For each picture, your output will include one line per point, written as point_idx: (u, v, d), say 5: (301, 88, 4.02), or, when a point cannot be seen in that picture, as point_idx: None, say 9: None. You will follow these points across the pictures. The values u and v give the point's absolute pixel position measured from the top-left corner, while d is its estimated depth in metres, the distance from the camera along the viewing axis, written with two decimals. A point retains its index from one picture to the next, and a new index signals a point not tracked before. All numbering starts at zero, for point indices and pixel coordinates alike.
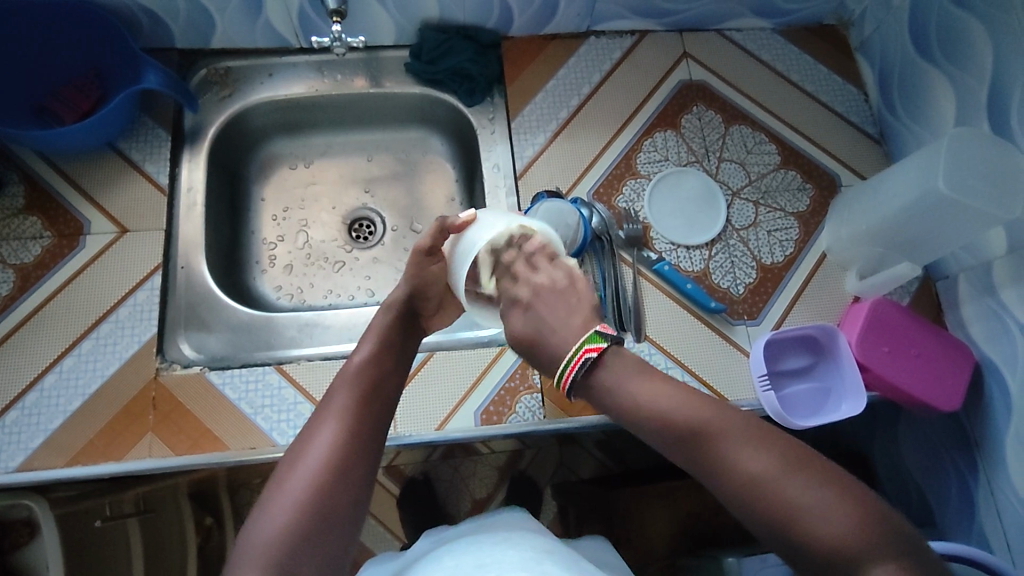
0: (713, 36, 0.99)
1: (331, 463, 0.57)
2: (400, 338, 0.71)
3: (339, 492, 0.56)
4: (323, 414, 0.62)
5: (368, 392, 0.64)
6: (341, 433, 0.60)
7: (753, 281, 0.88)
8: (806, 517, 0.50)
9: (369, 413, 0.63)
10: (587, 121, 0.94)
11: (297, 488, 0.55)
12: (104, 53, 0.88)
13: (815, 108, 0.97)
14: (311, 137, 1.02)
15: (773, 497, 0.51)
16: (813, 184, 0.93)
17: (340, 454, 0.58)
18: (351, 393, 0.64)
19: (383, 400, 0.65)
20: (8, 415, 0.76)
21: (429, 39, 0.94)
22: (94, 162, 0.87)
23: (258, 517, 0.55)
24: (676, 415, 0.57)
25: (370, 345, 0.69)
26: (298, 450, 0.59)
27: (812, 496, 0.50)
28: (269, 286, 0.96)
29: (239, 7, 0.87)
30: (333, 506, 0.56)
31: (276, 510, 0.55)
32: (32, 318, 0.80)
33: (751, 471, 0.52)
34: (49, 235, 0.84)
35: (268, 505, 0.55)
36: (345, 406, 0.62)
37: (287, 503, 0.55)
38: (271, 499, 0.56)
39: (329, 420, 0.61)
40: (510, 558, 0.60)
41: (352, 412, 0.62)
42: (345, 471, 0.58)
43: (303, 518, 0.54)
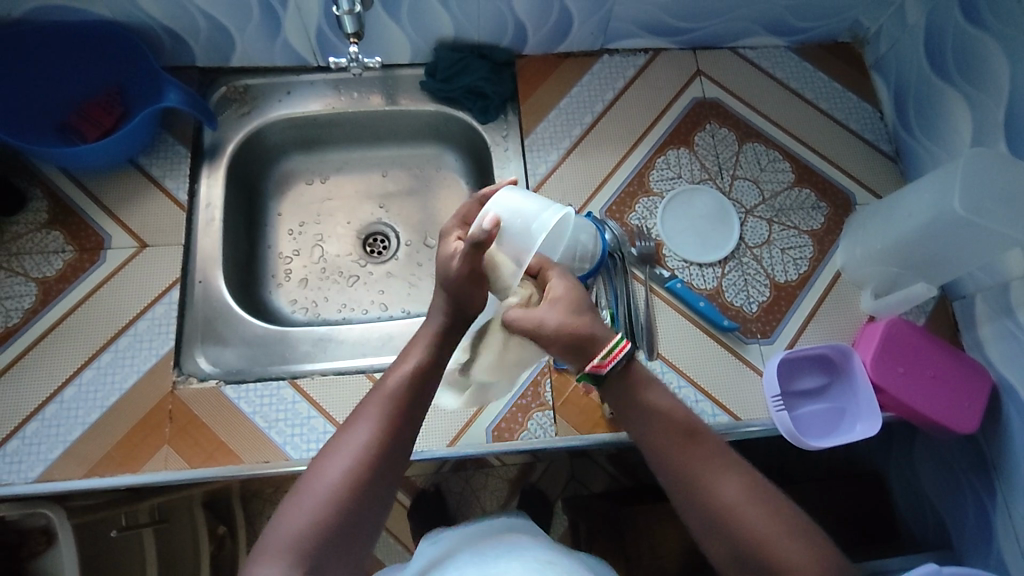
0: (727, 54, 1.00)
1: (359, 472, 0.58)
2: (451, 340, 0.69)
3: (364, 502, 0.57)
4: (357, 417, 0.62)
5: (408, 398, 0.63)
6: (373, 441, 0.59)
7: (767, 299, 0.88)
8: (776, 548, 0.54)
9: (404, 420, 0.62)
10: (600, 138, 0.94)
11: (323, 489, 0.56)
12: (126, 71, 0.91)
13: (829, 125, 0.96)
14: (327, 153, 1.04)
15: (746, 527, 0.55)
16: (828, 202, 0.92)
17: (370, 462, 0.58)
18: (391, 397, 0.62)
19: (420, 408, 0.64)
20: (28, 426, 0.77)
21: (445, 58, 0.95)
22: (116, 178, 0.89)
23: (285, 510, 0.56)
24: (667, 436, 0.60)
25: (421, 348, 0.67)
26: (331, 450, 0.60)
27: (784, 529, 0.55)
28: (285, 299, 0.97)
29: (259, 27, 0.89)
30: (356, 515, 0.57)
31: (304, 508, 0.56)
32: (53, 330, 0.82)
33: (732, 502, 0.56)
34: (71, 249, 0.86)
35: (297, 500, 0.56)
36: (383, 411, 0.61)
37: (316, 502, 0.56)
38: (294, 500, 0.57)
39: (363, 424, 0.61)
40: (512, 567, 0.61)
41: (390, 412, 0.62)
42: (371, 482, 0.58)
43: (327, 519, 0.55)
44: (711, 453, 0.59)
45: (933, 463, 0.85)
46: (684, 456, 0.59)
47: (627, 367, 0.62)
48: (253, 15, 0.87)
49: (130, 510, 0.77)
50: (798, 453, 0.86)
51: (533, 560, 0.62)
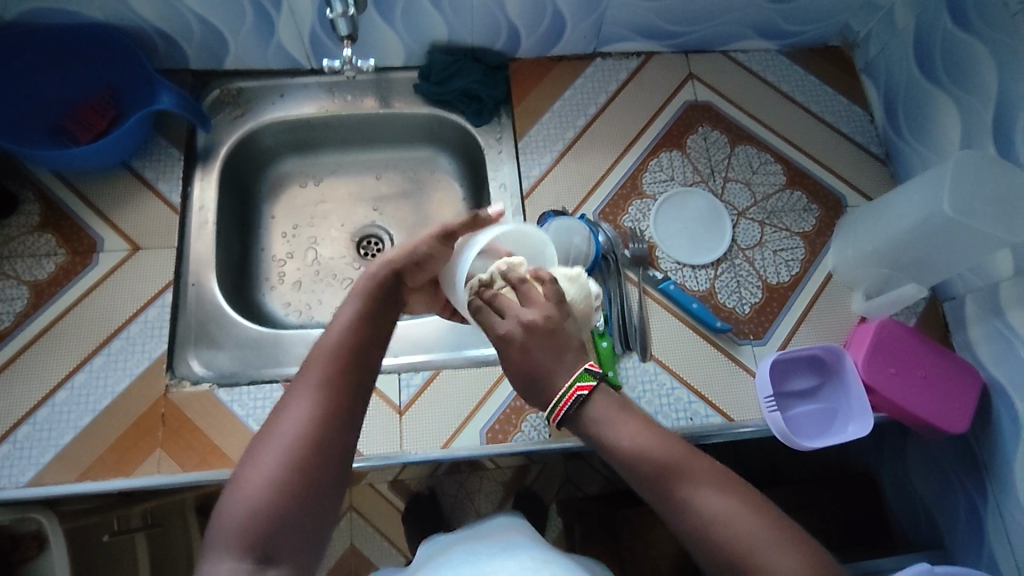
0: (719, 57, 1.01)
1: (297, 450, 0.57)
2: (379, 306, 0.68)
3: (310, 476, 0.56)
4: (294, 392, 0.61)
5: (337, 369, 0.62)
6: (307, 419, 0.58)
7: (759, 300, 0.88)
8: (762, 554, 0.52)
9: (338, 392, 0.61)
10: (593, 141, 0.95)
11: (266, 471, 0.55)
12: (119, 75, 0.91)
13: (820, 128, 0.97)
14: (321, 155, 1.04)
15: (736, 537, 0.54)
16: (819, 204, 0.93)
17: (308, 439, 0.57)
18: (321, 374, 0.61)
19: (357, 373, 0.63)
20: (19, 430, 0.77)
21: (438, 61, 0.95)
22: (108, 181, 0.89)
23: (229, 498, 0.55)
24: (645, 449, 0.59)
25: (344, 320, 0.66)
26: (270, 430, 0.59)
27: (769, 535, 0.53)
28: (279, 301, 0.97)
29: (253, 30, 0.89)
30: (304, 490, 0.56)
31: (247, 492, 0.55)
32: (45, 334, 0.81)
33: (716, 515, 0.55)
34: (63, 252, 0.85)
35: (240, 486, 0.55)
36: (313, 387, 0.60)
37: (257, 483, 0.55)
38: (234, 491, 0.56)
39: (302, 398, 0.60)
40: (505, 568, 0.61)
41: (327, 385, 0.61)
42: (313, 457, 0.57)
43: (272, 502, 0.54)
44: (692, 469, 0.58)
45: (924, 464, 0.86)
46: (665, 477, 0.57)
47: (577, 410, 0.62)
48: (247, 18, 0.87)
49: (122, 514, 0.76)
50: (791, 454, 0.86)
51: (527, 560, 0.62)
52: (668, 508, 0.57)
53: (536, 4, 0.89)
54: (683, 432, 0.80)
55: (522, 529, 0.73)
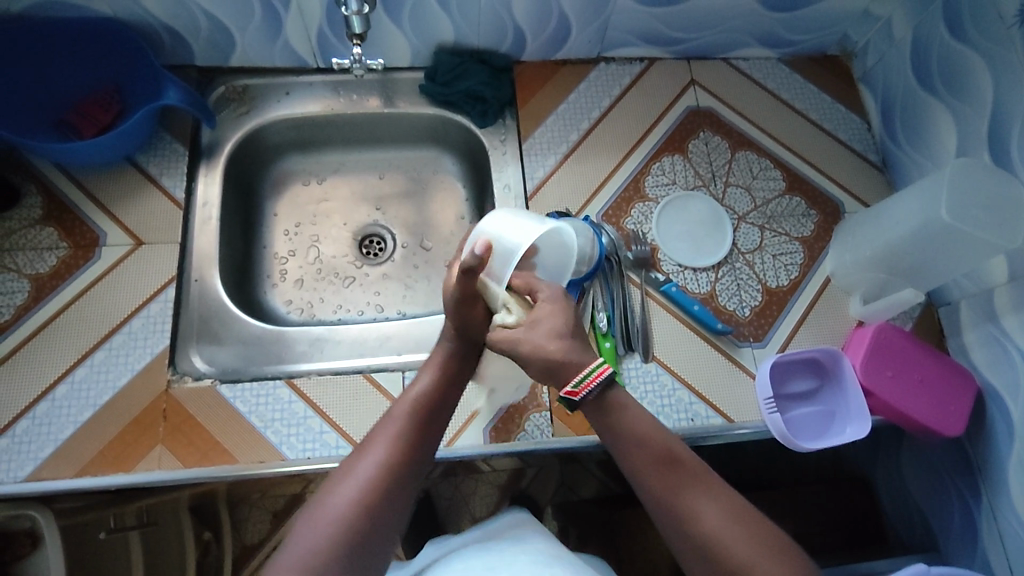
0: (720, 64, 1.02)
1: (375, 489, 0.60)
2: (457, 371, 0.72)
3: (376, 525, 0.58)
4: (370, 441, 0.64)
5: (422, 423, 0.66)
6: (389, 463, 0.62)
7: (759, 303, 0.89)
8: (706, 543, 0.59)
9: (417, 444, 0.64)
10: (597, 144, 0.96)
11: (337, 516, 0.58)
12: (125, 69, 0.90)
13: (819, 135, 0.99)
14: (324, 154, 1.04)
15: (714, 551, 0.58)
16: (818, 210, 0.95)
17: (385, 485, 0.60)
18: (404, 425, 0.65)
19: (434, 433, 0.67)
20: (18, 424, 0.76)
21: (444, 62, 0.96)
22: (112, 175, 0.89)
23: (295, 538, 0.57)
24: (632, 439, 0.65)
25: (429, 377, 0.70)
26: (343, 475, 0.61)
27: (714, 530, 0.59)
28: (281, 298, 0.97)
29: (260, 28, 0.89)
30: (370, 533, 0.58)
31: (316, 534, 0.57)
32: (45, 328, 0.81)
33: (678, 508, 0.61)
34: (65, 245, 0.85)
35: (307, 527, 0.57)
36: (399, 435, 0.64)
37: (327, 527, 0.57)
38: (311, 517, 0.58)
39: (377, 449, 0.63)
40: (519, 562, 0.62)
41: (404, 440, 0.64)
42: (387, 504, 0.60)
43: (340, 546, 0.56)
44: (697, 478, 0.62)
45: (919, 466, 0.87)
46: (672, 484, 0.62)
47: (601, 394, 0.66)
48: (255, 16, 0.87)
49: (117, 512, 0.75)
50: (789, 456, 0.87)
51: (538, 554, 0.63)
52: (667, 516, 0.61)
53: (542, 8, 0.90)
54: (685, 432, 0.81)
55: (529, 522, 0.75)
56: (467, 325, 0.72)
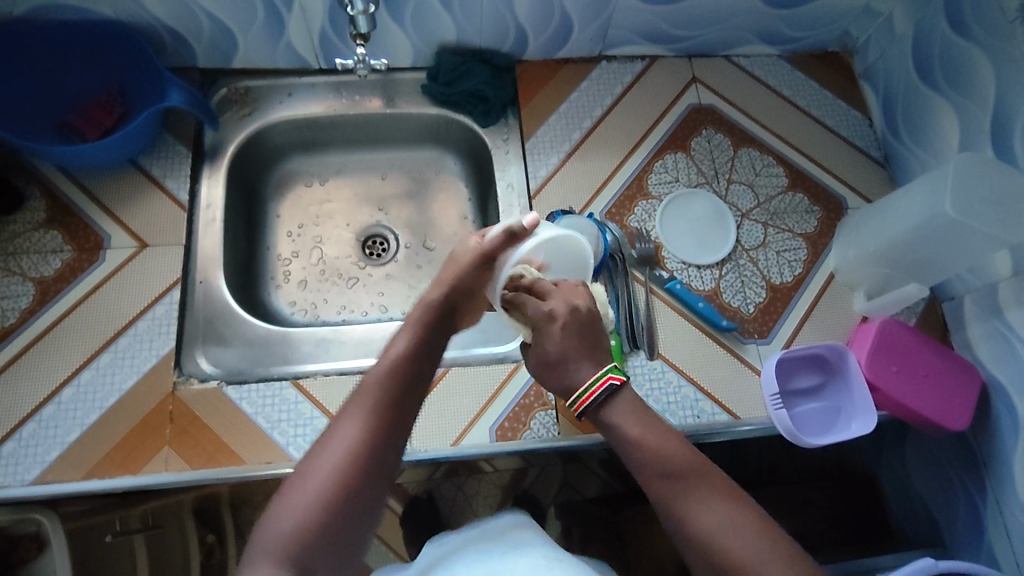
0: (722, 61, 1.02)
1: (351, 467, 0.58)
2: (436, 334, 0.71)
3: (356, 497, 0.58)
4: (346, 412, 0.63)
5: (396, 387, 0.65)
6: (364, 431, 0.61)
7: (763, 300, 0.90)
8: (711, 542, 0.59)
9: (393, 409, 0.64)
10: (599, 142, 0.96)
11: (315, 488, 0.57)
12: (128, 72, 0.90)
13: (820, 132, 0.99)
14: (327, 155, 1.04)
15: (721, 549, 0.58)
16: (820, 206, 0.95)
17: (364, 455, 0.59)
18: (377, 391, 0.64)
19: (410, 402, 0.65)
20: (24, 428, 0.76)
21: (446, 62, 0.96)
22: (115, 178, 0.89)
23: (274, 512, 0.56)
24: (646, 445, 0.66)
25: (405, 340, 0.69)
26: (321, 447, 0.61)
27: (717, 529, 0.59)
28: (285, 300, 0.97)
29: (262, 30, 0.89)
30: (349, 504, 0.57)
31: (295, 507, 0.56)
32: (51, 331, 0.81)
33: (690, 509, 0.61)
34: (69, 248, 0.85)
35: (286, 501, 0.57)
36: (372, 401, 0.63)
37: (307, 498, 0.56)
38: (288, 493, 0.57)
39: (354, 419, 0.62)
40: (519, 567, 0.62)
41: (378, 410, 0.63)
42: (367, 475, 0.59)
43: (319, 519, 0.55)
44: (699, 477, 0.63)
45: (924, 461, 0.87)
46: (673, 482, 0.63)
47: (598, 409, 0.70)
48: (258, 17, 0.87)
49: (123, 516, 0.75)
50: (794, 452, 0.87)
51: (541, 558, 0.63)
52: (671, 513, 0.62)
53: (544, 6, 0.90)
54: (691, 429, 0.81)
55: (526, 525, 0.74)
56: (442, 295, 0.72)
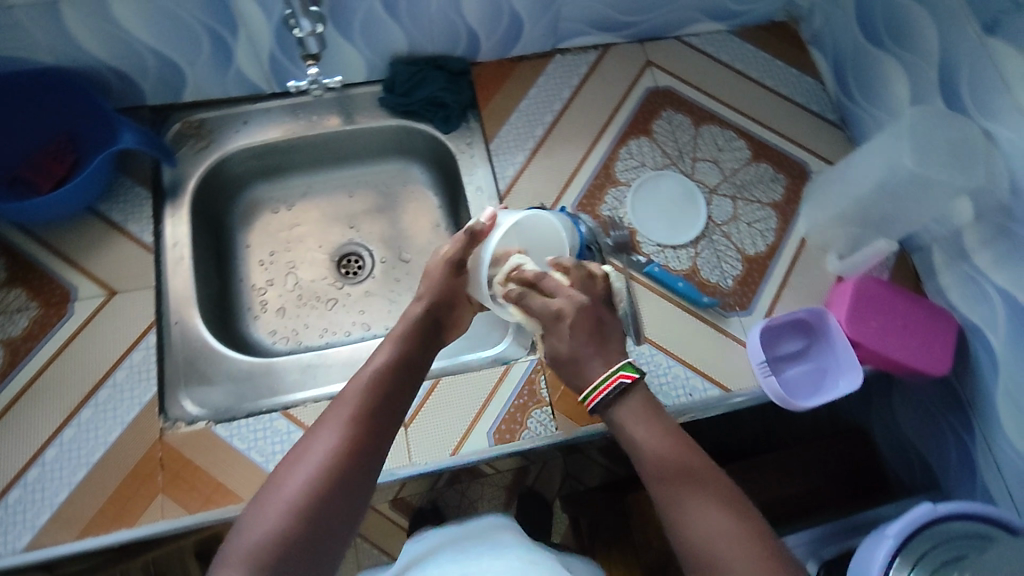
0: (673, 42, 1.03)
1: (324, 479, 0.57)
2: (422, 346, 0.71)
3: (327, 511, 0.56)
4: (324, 421, 0.62)
5: (376, 398, 0.64)
6: (342, 438, 0.60)
7: (740, 272, 0.91)
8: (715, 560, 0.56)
9: (371, 417, 0.62)
10: (563, 135, 0.96)
11: (286, 499, 0.55)
12: (75, 117, 0.88)
13: (776, 101, 1.01)
14: (291, 179, 1.03)
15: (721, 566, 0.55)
16: (785, 173, 0.96)
17: (337, 467, 0.58)
18: (359, 401, 0.63)
19: (389, 413, 0.64)
20: (10, 494, 0.74)
21: (401, 72, 0.95)
22: (75, 227, 0.86)
23: (244, 524, 0.55)
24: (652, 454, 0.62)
25: (389, 349, 0.69)
26: (297, 455, 0.59)
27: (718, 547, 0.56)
28: (265, 329, 0.95)
29: (210, 60, 0.88)
30: (326, 512, 0.56)
31: (265, 519, 0.54)
32: (26, 392, 0.78)
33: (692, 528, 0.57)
34: (36, 305, 0.82)
35: (258, 512, 0.55)
36: (352, 409, 0.62)
37: (279, 509, 0.55)
38: (263, 501, 0.56)
39: (331, 428, 0.60)
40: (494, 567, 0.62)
41: (357, 419, 0.61)
42: (341, 488, 0.57)
43: (289, 534, 0.54)
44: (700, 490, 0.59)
45: (912, 409, 0.89)
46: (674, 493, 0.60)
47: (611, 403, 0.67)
48: (203, 46, 0.85)
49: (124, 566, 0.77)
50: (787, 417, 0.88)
51: (516, 559, 0.64)
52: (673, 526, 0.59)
53: (492, 6, 0.89)
54: (684, 408, 0.83)
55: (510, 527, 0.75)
56: (423, 307, 0.73)
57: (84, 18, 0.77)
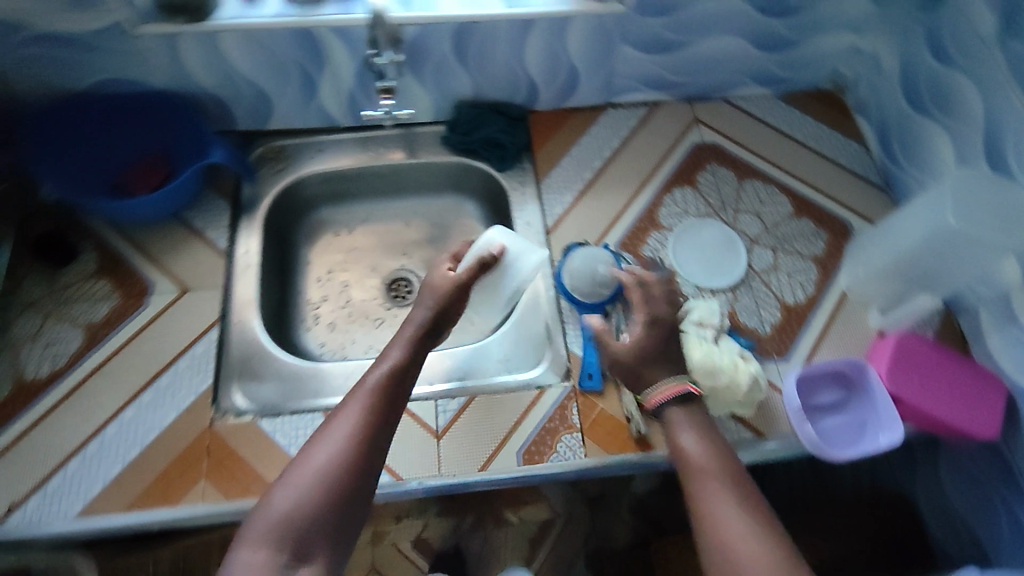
0: (721, 103, 1.09)
1: (346, 455, 0.62)
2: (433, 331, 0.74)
3: (351, 486, 0.61)
4: (346, 399, 0.66)
5: (392, 381, 0.67)
6: (356, 427, 0.63)
7: (778, 320, 0.92)
8: (739, 547, 0.59)
9: (389, 399, 0.66)
10: (610, 179, 1.02)
11: (314, 472, 0.60)
12: (175, 135, 0.99)
13: (820, 162, 1.04)
14: (354, 206, 1.11)
15: (746, 559, 0.58)
16: (826, 229, 0.98)
17: (358, 444, 0.62)
18: (376, 381, 0.67)
19: (402, 394, 0.68)
20: (68, 465, 0.79)
21: (465, 114, 1.04)
22: (161, 230, 0.96)
23: (274, 494, 0.60)
24: (694, 452, 0.66)
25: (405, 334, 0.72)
26: (320, 431, 0.64)
27: (746, 537, 0.59)
28: (316, 342, 1.01)
29: (297, 93, 0.98)
30: (351, 487, 0.61)
31: (294, 490, 0.60)
32: (98, 372, 0.85)
33: (724, 522, 0.60)
34: (117, 295, 0.90)
35: (285, 483, 0.60)
36: (370, 389, 0.66)
37: (306, 480, 0.60)
38: (292, 472, 0.61)
39: (352, 408, 0.65)
40: None
41: (376, 398, 0.65)
42: (362, 464, 0.62)
43: (316, 503, 0.59)
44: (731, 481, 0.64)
45: (959, 477, 0.85)
46: (711, 484, 0.63)
47: (667, 408, 0.70)
48: (293, 80, 0.96)
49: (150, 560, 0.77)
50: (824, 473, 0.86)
51: None
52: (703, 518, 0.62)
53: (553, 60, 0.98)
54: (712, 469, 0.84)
55: None
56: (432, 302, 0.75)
57: (198, 51, 0.89)
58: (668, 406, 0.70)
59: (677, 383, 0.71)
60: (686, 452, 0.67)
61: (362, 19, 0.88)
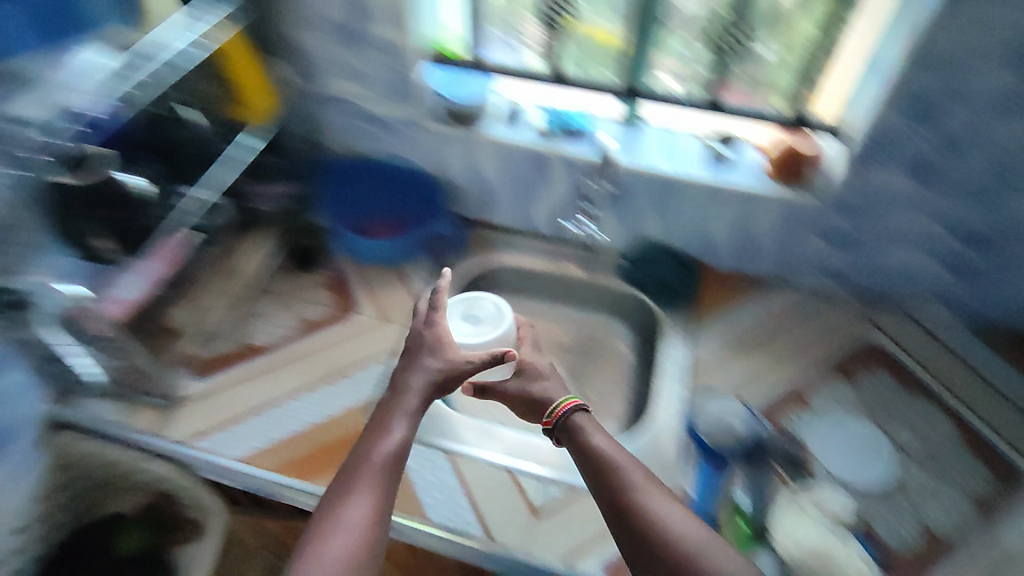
0: (900, 314, 1.10)
1: (357, 544, 0.68)
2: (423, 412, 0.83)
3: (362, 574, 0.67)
4: (352, 487, 0.72)
5: (391, 466, 0.75)
6: (364, 522, 0.69)
7: (920, 546, 0.84)
8: (659, 519, 0.70)
9: (388, 487, 0.74)
10: (767, 350, 1.08)
11: (328, 561, 0.66)
12: (413, 204, 1.23)
13: (1002, 400, 0.99)
14: (525, 302, 1.25)
15: (667, 527, 0.69)
16: (995, 471, 0.92)
17: (366, 534, 0.69)
18: (378, 467, 0.74)
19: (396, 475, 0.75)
20: (246, 418, 0.96)
21: (646, 253, 1.17)
22: (379, 270, 1.20)
23: None
24: (604, 448, 0.78)
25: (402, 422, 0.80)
26: (330, 519, 0.70)
27: (660, 515, 0.70)
28: (456, 401, 1.08)
29: (517, 199, 1.20)
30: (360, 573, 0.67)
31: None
32: (296, 356, 1.06)
33: (642, 506, 0.71)
34: (332, 306, 1.14)
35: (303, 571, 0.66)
36: (376, 477, 0.73)
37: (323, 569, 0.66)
38: (308, 560, 0.66)
39: (360, 494, 0.72)
40: None
41: (381, 487, 0.73)
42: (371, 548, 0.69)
43: None
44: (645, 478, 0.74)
45: None
46: (640, 482, 0.73)
47: (568, 419, 0.82)
48: (518, 188, 1.18)
49: None
50: None
51: None
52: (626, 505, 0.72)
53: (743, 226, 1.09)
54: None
55: None
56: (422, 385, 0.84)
57: (459, 149, 1.14)
58: (567, 418, 0.83)
59: (566, 400, 0.84)
60: (594, 447, 0.78)
61: (595, 158, 1.07)
